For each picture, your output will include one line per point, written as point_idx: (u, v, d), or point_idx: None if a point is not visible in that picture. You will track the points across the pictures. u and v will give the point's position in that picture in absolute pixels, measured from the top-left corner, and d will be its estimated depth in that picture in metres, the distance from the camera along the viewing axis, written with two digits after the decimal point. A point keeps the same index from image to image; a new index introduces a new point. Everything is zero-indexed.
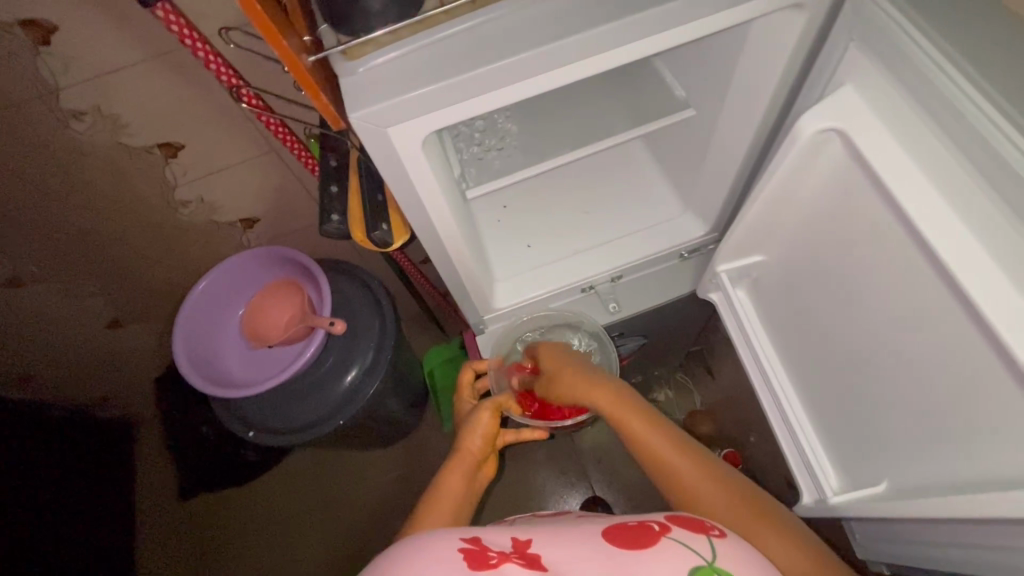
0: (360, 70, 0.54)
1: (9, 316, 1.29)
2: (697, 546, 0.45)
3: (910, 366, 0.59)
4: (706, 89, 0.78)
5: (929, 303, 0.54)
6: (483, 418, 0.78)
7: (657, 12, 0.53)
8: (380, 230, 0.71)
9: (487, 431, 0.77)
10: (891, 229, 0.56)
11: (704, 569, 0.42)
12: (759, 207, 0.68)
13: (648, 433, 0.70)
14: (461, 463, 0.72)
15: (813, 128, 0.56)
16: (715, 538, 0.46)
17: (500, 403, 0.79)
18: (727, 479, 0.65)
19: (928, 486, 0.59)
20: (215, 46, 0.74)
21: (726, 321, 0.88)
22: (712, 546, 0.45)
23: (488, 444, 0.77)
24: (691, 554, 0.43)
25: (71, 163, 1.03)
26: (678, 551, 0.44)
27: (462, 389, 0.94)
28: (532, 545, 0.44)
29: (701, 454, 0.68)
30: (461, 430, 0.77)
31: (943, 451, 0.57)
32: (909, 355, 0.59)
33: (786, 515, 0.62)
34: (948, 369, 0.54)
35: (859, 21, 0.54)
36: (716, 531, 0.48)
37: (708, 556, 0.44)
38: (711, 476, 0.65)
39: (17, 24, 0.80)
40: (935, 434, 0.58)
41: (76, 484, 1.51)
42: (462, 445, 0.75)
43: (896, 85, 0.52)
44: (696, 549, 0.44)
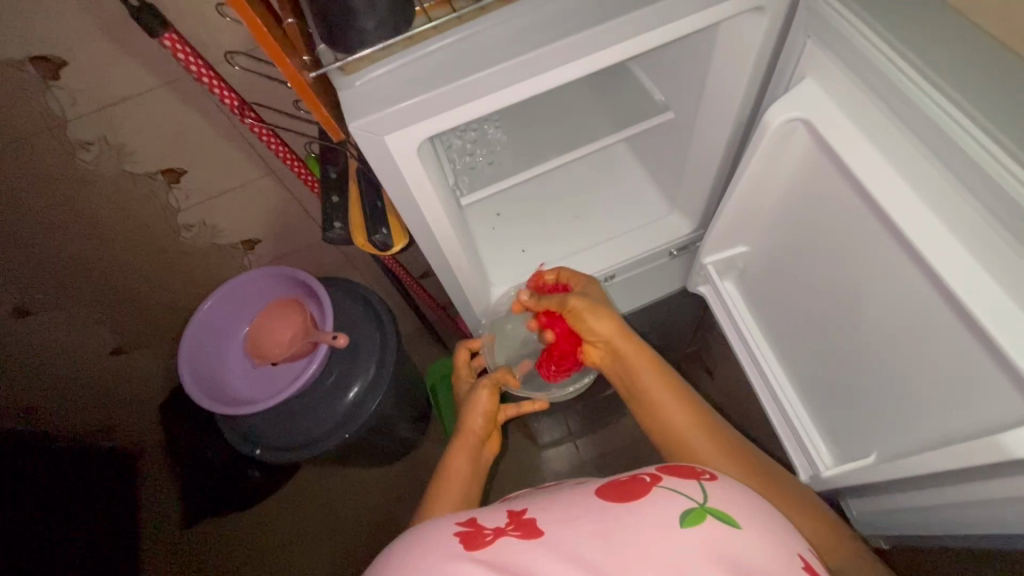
0: (357, 83, 0.58)
1: (18, 346, 1.31)
2: (688, 490, 0.47)
3: (887, 338, 0.62)
4: (683, 93, 0.83)
5: (899, 276, 0.58)
6: (482, 397, 0.79)
7: (630, 19, 0.58)
8: (380, 233, 0.75)
9: (488, 409, 0.78)
10: (859, 210, 0.60)
11: (696, 511, 0.44)
12: (738, 198, 0.72)
13: (671, 399, 0.71)
14: (468, 444, 0.75)
15: (779, 119, 0.61)
16: (705, 482, 0.49)
17: (496, 380, 0.81)
18: (740, 450, 0.67)
19: (914, 452, 0.62)
20: (219, 72, 0.77)
21: (716, 312, 0.92)
22: (703, 489, 0.48)
23: (490, 421, 0.79)
24: (683, 499, 0.46)
25: (78, 193, 1.07)
26: (670, 496, 0.46)
27: (459, 368, 0.93)
28: (527, 513, 0.47)
29: (713, 422, 0.70)
30: (464, 410, 0.80)
31: (924, 414, 0.60)
32: (886, 328, 0.62)
33: (784, 483, 0.65)
34: (921, 337, 0.57)
35: (812, 19, 0.59)
36: (705, 475, 0.50)
37: (699, 498, 0.46)
38: (722, 445, 0.67)
39: (29, 61, 0.84)
40: (916, 400, 0.61)
41: (84, 515, 1.51)
42: (465, 425, 0.77)
43: (848, 75, 0.56)
44: (688, 494, 0.46)
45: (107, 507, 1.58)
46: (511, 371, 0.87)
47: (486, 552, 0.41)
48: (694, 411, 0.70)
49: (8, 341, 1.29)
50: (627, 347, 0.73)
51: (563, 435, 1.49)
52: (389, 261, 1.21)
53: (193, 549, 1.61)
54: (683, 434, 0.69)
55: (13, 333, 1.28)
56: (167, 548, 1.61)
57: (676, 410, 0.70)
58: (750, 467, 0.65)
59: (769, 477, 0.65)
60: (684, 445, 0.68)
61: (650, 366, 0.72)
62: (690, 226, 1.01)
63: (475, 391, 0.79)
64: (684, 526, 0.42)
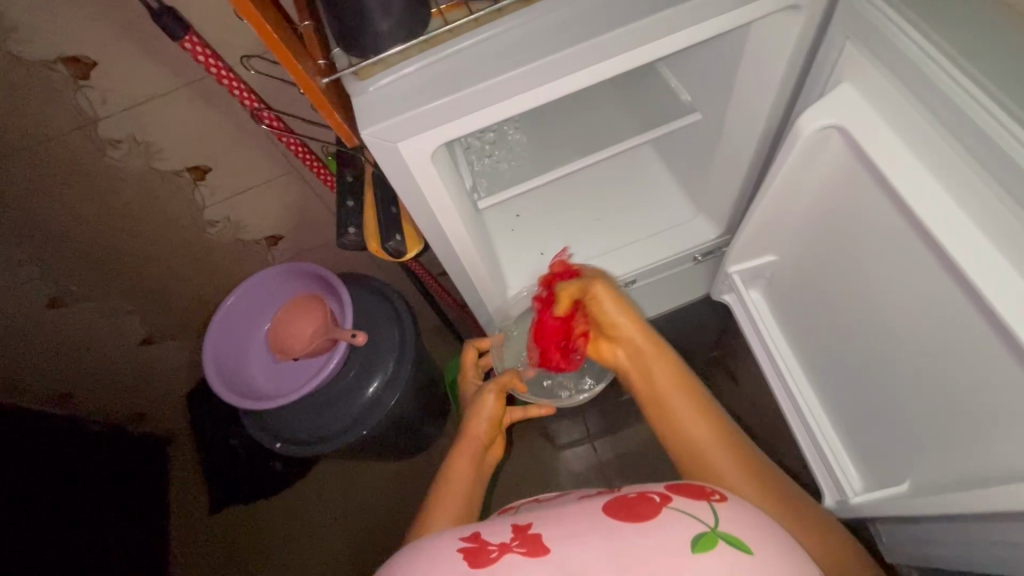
0: (370, 89, 0.57)
1: (54, 334, 1.36)
2: (698, 512, 0.45)
3: (929, 360, 0.58)
4: (711, 94, 0.79)
5: (941, 297, 0.54)
6: (488, 400, 0.79)
7: (657, 20, 0.55)
8: (394, 240, 0.74)
9: (493, 414, 0.78)
10: (898, 223, 0.56)
11: (706, 535, 0.42)
12: (768, 204, 0.69)
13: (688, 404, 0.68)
14: (469, 447, 0.75)
15: (813, 126, 0.57)
16: (716, 505, 0.46)
17: (503, 384, 0.80)
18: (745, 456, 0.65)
19: (951, 483, 0.58)
20: (239, 74, 0.78)
21: (741, 322, 0.88)
22: (713, 511, 0.45)
23: (494, 426, 0.78)
24: (693, 521, 0.43)
25: (109, 190, 1.09)
26: (679, 518, 0.44)
27: (466, 370, 0.92)
28: (531, 528, 0.45)
29: (725, 431, 0.67)
30: (467, 415, 0.79)
31: (969, 443, 0.56)
32: (928, 350, 0.58)
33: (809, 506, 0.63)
34: (964, 360, 0.53)
35: (852, 20, 0.55)
36: (716, 497, 0.47)
37: (711, 521, 0.43)
38: (728, 445, 0.65)
39: (60, 61, 0.86)
40: (956, 426, 0.57)
41: (114, 497, 1.56)
42: (469, 428, 0.77)
43: (892, 82, 0.52)
44: (698, 516, 0.44)
45: (138, 491, 1.63)
46: (520, 375, 0.85)
47: (489, 571, 0.40)
48: (705, 414, 0.68)
49: (45, 329, 1.34)
50: (649, 348, 0.71)
51: (581, 435, 1.45)
52: (411, 262, 1.21)
53: (217, 534, 1.64)
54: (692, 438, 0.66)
55: (49, 321, 1.33)
56: (194, 530, 1.65)
57: (685, 416, 0.67)
58: (753, 472, 0.63)
59: (770, 482, 0.63)
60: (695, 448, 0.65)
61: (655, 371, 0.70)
62: (716, 230, 0.97)
63: (481, 393, 0.79)
64: (695, 553, 0.40)
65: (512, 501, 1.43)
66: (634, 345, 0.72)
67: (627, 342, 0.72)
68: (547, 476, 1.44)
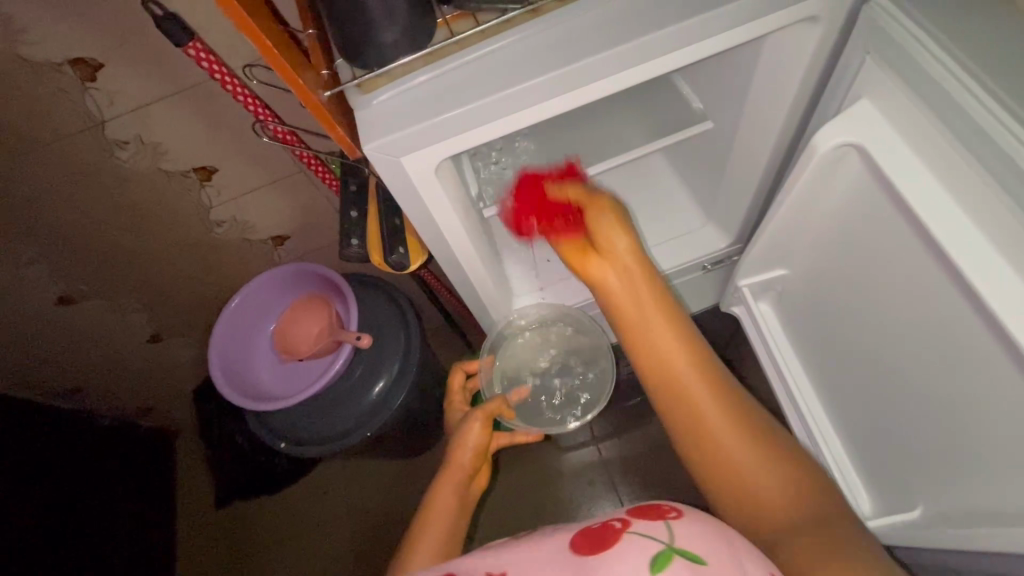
0: (374, 102, 0.56)
1: (63, 331, 1.37)
2: (654, 530, 0.43)
3: (949, 385, 0.56)
4: (725, 102, 0.77)
5: (963, 323, 0.52)
6: (474, 428, 0.78)
7: (668, 33, 0.53)
8: (397, 253, 0.74)
9: (478, 443, 0.77)
10: (917, 245, 0.54)
11: (662, 555, 0.40)
12: (781, 218, 0.67)
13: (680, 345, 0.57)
14: (452, 480, 0.74)
15: (829, 143, 0.55)
16: (673, 520, 0.43)
17: (490, 412, 0.80)
18: (723, 385, 0.57)
19: (968, 513, 0.57)
20: (245, 81, 0.78)
21: (750, 336, 0.86)
22: (668, 527, 0.43)
23: (479, 455, 0.77)
24: (648, 541, 0.41)
25: (116, 190, 1.09)
26: (636, 541, 0.42)
27: (453, 394, 0.92)
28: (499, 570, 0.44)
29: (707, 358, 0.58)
30: (453, 443, 0.78)
31: (989, 474, 0.54)
32: (947, 375, 0.55)
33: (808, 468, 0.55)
34: (987, 389, 0.51)
35: (873, 34, 0.53)
36: (672, 513, 0.44)
37: (667, 538, 0.41)
38: (707, 371, 0.57)
39: (67, 63, 0.85)
40: (976, 455, 0.55)
41: (122, 492, 1.57)
42: (453, 459, 0.76)
43: (914, 100, 0.50)
44: (653, 534, 0.42)
45: (145, 486, 1.64)
46: (508, 401, 0.84)
47: None
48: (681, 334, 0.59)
49: (54, 326, 1.35)
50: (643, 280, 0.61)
51: (585, 438, 1.43)
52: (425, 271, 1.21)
53: (219, 529, 1.64)
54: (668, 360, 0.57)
55: (59, 319, 1.33)
56: (199, 527, 1.65)
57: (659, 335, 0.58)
58: (731, 405, 0.56)
59: (748, 419, 0.55)
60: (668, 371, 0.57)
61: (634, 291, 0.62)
62: (726, 239, 0.95)
63: (466, 421, 0.78)
64: None
65: (515, 504, 1.42)
66: (621, 265, 0.62)
67: (615, 262, 0.62)
68: (552, 480, 1.43)
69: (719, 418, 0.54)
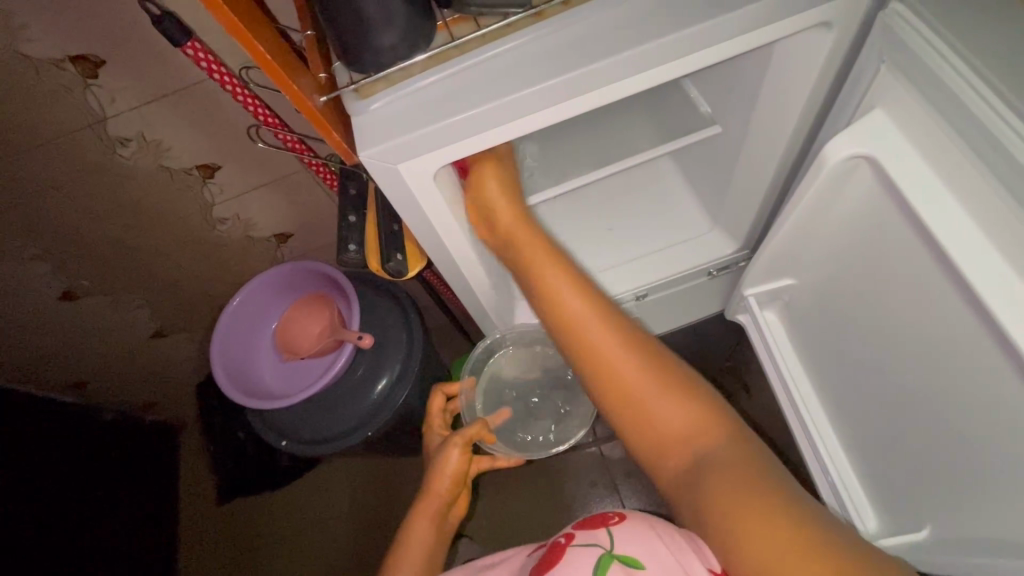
0: (372, 107, 0.55)
1: (65, 328, 1.37)
2: (596, 538, 0.50)
3: (968, 406, 0.54)
4: (733, 105, 0.75)
5: (985, 344, 0.50)
6: (452, 455, 0.79)
7: (676, 38, 0.52)
8: (395, 260, 0.72)
9: (456, 470, 0.79)
10: (934, 260, 0.53)
11: (603, 559, 0.47)
12: (790, 227, 0.65)
13: (571, 293, 0.55)
14: (429, 509, 0.77)
15: (841, 155, 0.53)
16: (612, 526, 0.51)
17: (469, 438, 0.79)
18: (621, 326, 0.54)
19: (986, 539, 0.55)
20: (251, 86, 0.78)
21: (755, 345, 0.84)
22: (609, 534, 0.50)
23: (457, 482, 0.79)
24: (591, 549, 0.49)
25: (118, 187, 1.07)
26: (581, 551, 0.49)
27: (432, 416, 0.93)
28: None
29: (603, 303, 0.55)
30: (432, 467, 0.80)
31: (1007, 500, 0.52)
32: (970, 395, 0.53)
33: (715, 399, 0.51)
34: (1010, 411, 0.49)
35: (888, 42, 0.51)
36: (614, 520, 0.52)
37: (607, 544, 0.49)
38: (600, 317, 0.54)
39: (68, 60, 0.84)
40: (994, 480, 0.53)
41: (125, 487, 1.57)
42: (432, 485, 0.78)
43: (930, 113, 0.48)
44: (595, 542, 0.49)
45: (148, 481, 1.64)
46: (488, 426, 0.84)
47: None
48: (576, 282, 0.56)
49: (57, 323, 1.34)
50: (523, 232, 0.61)
51: (588, 440, 1.42)
52: (429, 274, 1.18)
53: (221, 523, 1.65)
54: (565, 314, 0.54)
55: (61, 315, 1.33)
56: (202, 522, 1.66)
57: (556, 289, 0.56)
58: (632, 346, 0.52)
59: (651, 358, 0.52)
60: (568, 326, 0.54)
61: (529, 244, 0.60)
62: (733, 245, 0.93)
63: (445, 448, 0.79)
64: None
65: (515, 506, 1.41)
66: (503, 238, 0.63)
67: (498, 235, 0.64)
68: (553, 482, 1.42)
69: (621, 365, 0.51)
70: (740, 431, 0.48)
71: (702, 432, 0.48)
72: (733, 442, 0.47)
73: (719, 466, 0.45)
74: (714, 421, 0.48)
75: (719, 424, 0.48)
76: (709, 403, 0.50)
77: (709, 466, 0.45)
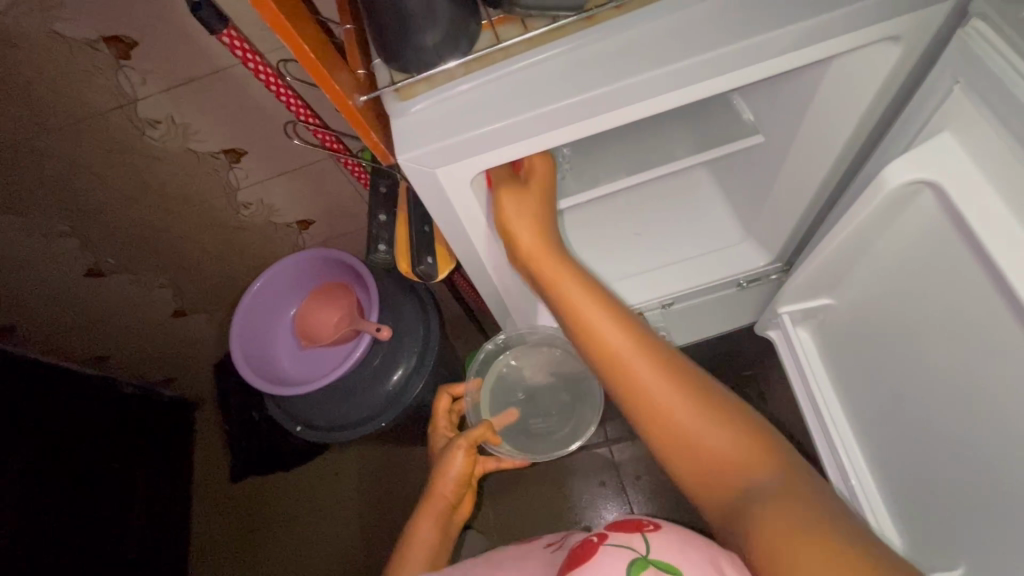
0: (410, 110, 0.54)
1: (90, 304, 1.38)
2: (630, 540, 0.44)
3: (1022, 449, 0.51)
4: (779, 115, 0.72)
5: None
6: (457, 457, 0.79)
7: (734, 50, 0.49)
8: (425, 263, 0.71)
9: (461, 472, 0.79)
10: (999, 293, 0.50)
11: (637, 563, 0.42)
12: (835, 245, 0.63)
13: (601, 314, 0.58)
14: (433, 510, 0.78)
15: (900, 179, 0.51)
16: (649, 533, 0.45)
17: (474, 439, 0.80)
18: (671, 367, 0.55)
19: None
20: (287, 80, 0.82)
21: (784, 361, 0.82)
22: (645, 539, 0.45)
23: (462, 485, 0.80)
24: (624, 551, 0.43)
25: (146, 168, 1.07)
26: (612, 553, 0.43)
27: (438, 417, 0.95)
28: None
29: (652, 344, 0.57)
30: (436, 469, 0.80)
31: None
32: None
33: (750, 419, 0.53)
34: None
35: (965, 59, 0.48)
36: (649, 526, 0.46)
37: (642, 549, 0.43)
38: (631, 335, 0.57)
39: (101, 41, 0.84)
40: None
41: (142, 461, 1.59)
42: (435, 488, 0.79)
43: (1005, 139, 0.45)
44: (630, 545, 0.44)
45: (163, 457, 1.66)
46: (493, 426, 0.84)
47: None
48: (624, 325, 0.58)
49: (81, 298, 1.35)
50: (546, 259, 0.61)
51: (599, 440, 1.41)
52: (456, 275, 1.16)
53: (234, 500, 1.67)
54: (615, 355, 0.56)
55: (85, 291, 1.34)
56: (214, 499, 1.69)
57: (601, 330, 0.57)
58: (683, 385, 0.54)
59: (701, 397, 0.53)
60: (616, 361, 0.56)
61: (570, 277, 0.60)
62: (766, 257, 0.91)
63: (450, 450, 0.79)
64: None
65: (522, 501, 1.41)
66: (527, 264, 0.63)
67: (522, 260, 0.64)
68: (561, 480, 1.42)
69: (671, 401, 0.53)
70: (789, 467, 0.49)
71: (755, 468, 0.49)
72: (785, 474, 0.48)
73: (769, 493, 0.45)
74: (766, 457, 0.49)
75: (772, 459, 0.49)
76: (761, 440, 0.51)
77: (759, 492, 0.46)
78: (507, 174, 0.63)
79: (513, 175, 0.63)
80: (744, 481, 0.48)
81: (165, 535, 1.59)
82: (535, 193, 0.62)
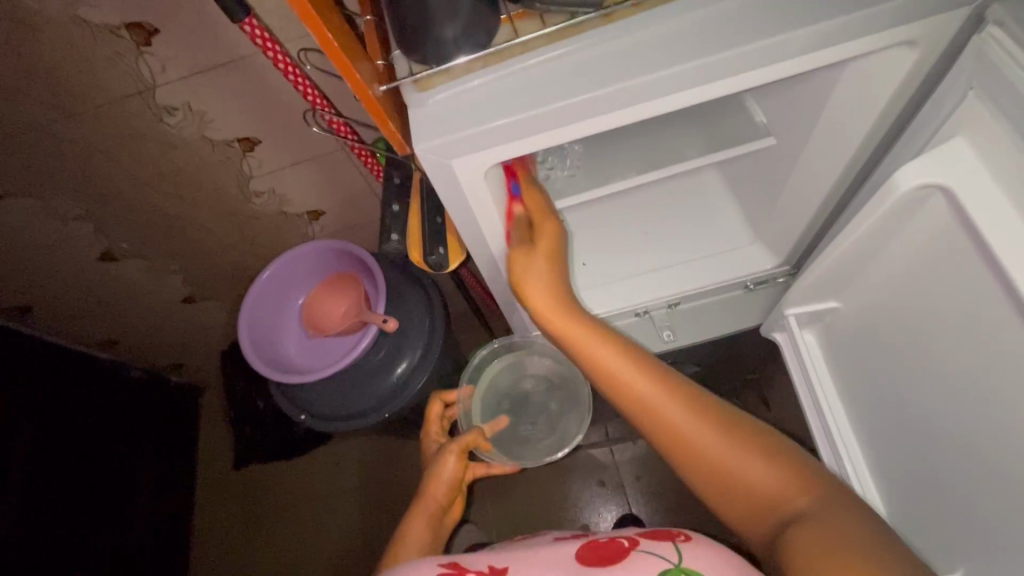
0: (427, 101, 0.55)
1: (102, 288, 1.40)
2: (664, 550, 0.45)
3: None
4: (792, 119, 0.72)
5: None
6: (449, 461, 0.82)
7: (752, 49, 0.50)
8: (436, 254, 0.73)
9: (453, 475, 0.82)
10: (1008, 298, 0.50)
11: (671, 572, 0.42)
12: (844, 248, 0.63)
13: (616, 359, 0.56)
14: (425, 510, 0.78)
15: (911, 183, 0.51)
16: (681, 543, 0.46)
17: (465, 445, 0.83)
18: (694, 400, 0.54)
19: None
20: (304, 70, 0.82)
21: (788, 363, 0.83)
22: (677, 548, 0.45)
23: (453, 488, 0.82)
24: (657, 559, 0.44)
25: (161, 154, 1.09)
26: (644, 559, 0.44)
27: (429, 423, 0.94)
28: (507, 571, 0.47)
29: (672, 383, 0.55)
30: (429, 472, 0.82)
31: None
32: None
33: (780, 445, 0.51)
34: None
35: (980, 65, 0.49)
36: (681, 537, 0.47)
37: (675, 558, 0.43)
38: (648, 376, 0.55)
39: (124, 27, 0.85)
40: None
41: (147, 445, 1.61)
42: (428, 489, 0.80)
43: (1017, 146, 0.46)
44: (662, 554, 0.44)
45: (168, 442, 1.68)
46: (483, 434, 0.89)
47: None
48: (638, 362, 0.56)
49: (93, 282, 1.37)
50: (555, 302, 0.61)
51: (599, 439, 1.41)
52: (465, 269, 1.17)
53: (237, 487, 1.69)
54: (636, 398, 0.54)
55: (97, 275, 1.35)
56: (217, 486, 1.70)
57: (619, 365, 0.56)
58: (709, 419, 0.52)
59: (731, 429, 0.52)
60: (640, 407, 0.54)
61: (581, 327, 0.59)
62: (774, 260, 0.91)
63: (442, 453, 0.83)
64: None
65: (521, 498, 1.42)
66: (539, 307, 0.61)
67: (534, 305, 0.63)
68: (562, 478, 1.42)
69: (702, 436, 0.51)
70: (827, 490, 0.47)
71: (791, 495, 0.47)
72: (824, 500, 0.46)
73: (806, 525, 0.43)
74: (803, 484, 0.47)
75: (805, 483, 0.48)
76: (791, 463, 0.49)
77: (797, 522, 0.44)
78: (521, 239, 0.67)
79: (527, 238, 0.67)
80: (781, 508, 0.47)
81: (169, 518, 1.61)
82: (547, 257, 0.64)
